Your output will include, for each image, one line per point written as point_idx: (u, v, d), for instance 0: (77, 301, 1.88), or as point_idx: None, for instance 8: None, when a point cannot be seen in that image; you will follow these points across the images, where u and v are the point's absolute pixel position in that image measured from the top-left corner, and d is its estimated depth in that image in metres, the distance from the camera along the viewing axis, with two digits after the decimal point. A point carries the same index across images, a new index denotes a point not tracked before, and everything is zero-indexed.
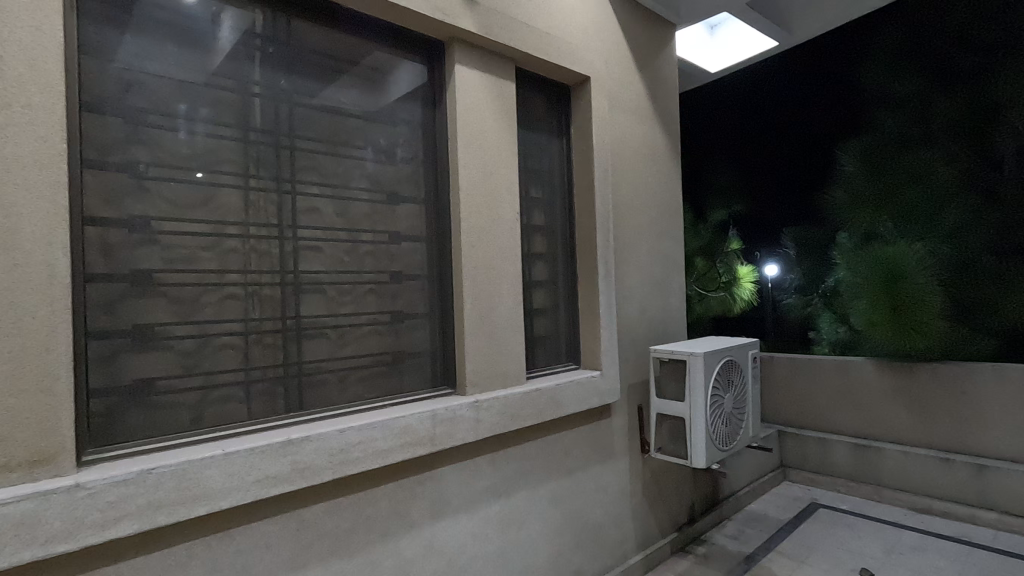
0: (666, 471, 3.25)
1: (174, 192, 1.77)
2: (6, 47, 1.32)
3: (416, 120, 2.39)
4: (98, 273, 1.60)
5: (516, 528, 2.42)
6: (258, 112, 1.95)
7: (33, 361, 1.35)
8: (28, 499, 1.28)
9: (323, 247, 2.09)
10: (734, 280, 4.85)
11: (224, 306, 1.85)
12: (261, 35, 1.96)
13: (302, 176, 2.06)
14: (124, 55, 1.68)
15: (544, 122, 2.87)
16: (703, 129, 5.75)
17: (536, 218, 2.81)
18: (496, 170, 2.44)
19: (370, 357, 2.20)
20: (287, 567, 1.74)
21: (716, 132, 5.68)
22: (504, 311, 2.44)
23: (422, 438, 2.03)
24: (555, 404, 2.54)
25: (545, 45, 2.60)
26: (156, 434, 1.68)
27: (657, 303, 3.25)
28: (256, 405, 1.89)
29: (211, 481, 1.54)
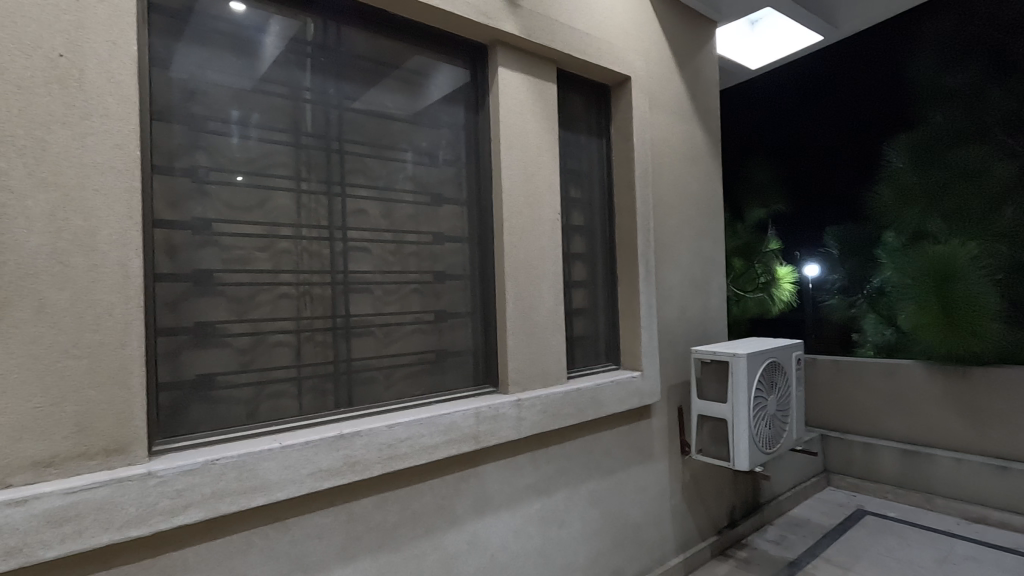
0: (706, 473, 3.22)
1: (232, 196, 1.85)
2: (87, 62, 1.41)
3: (459, 123, 2.44)
4: (165, 273, 1.69)
5: (557, 527, 2.43)
6: (309, 117, 2.02)
7: (109, 355, 1.43)
8: (106, 485, 1.37)
9: (370, 248, 2.16)
10: (772, 281, 4.76)
11: (278, 304, 1.92)
12: (312, 43, 2.03)
13: (352, 179, 2.12)
14: (187, 66, 1.76)
15: (584, 123, 2.88)
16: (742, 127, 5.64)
17: (575, 218, 2.82)
18: (538, 172, 2.46)
19: (414, 356, 2.25)
20: (338, 557, 1.80)
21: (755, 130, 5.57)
22: (545, 310, 2.46)
23: (467, 435, 2.07)
24: (596, 404, 2.55)
25: (585, 46, 2.61)
26: (217, 427, 1.76)
27: (697, 303, 3.22)
28: (308, 401, 1.96)
29: (268, 472, 1.61)
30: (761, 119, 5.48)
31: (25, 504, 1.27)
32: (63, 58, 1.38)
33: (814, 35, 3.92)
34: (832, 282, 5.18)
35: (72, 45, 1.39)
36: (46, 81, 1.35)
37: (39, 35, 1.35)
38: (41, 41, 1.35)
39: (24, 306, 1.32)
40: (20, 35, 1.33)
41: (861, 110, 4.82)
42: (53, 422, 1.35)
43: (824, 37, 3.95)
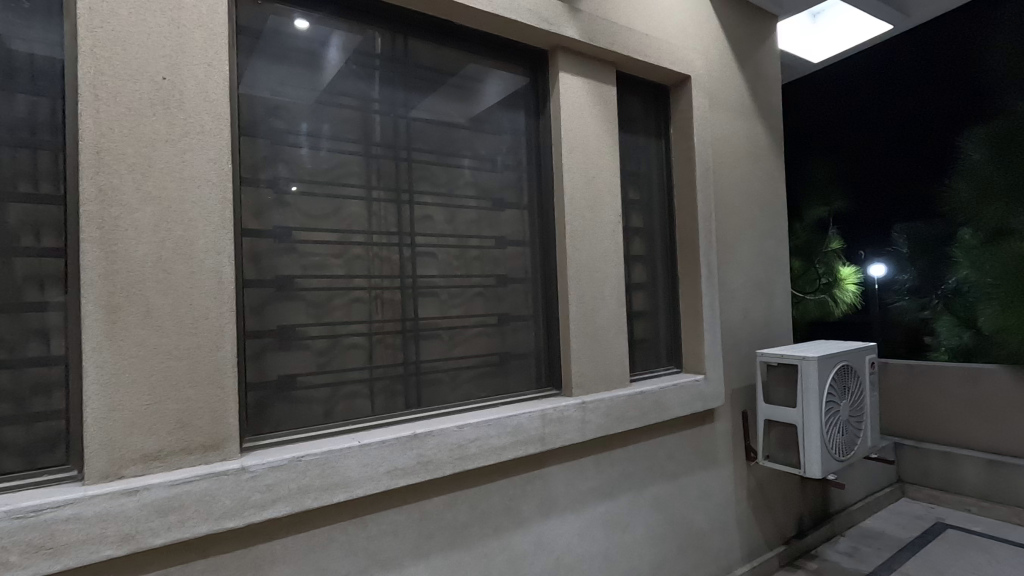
0: (772, 481, 3.12)
1: (309, 205, 1.93)
2: (185, 83, 1.51)
3: (519, 129, 2.47)
4: (251, 279, 1.78)
5: (621, 531, 2.41)
6: (378, 128, 2.10)
7: (206, 356, 1.53)
8: (205, 478, 1.45)
9: (436, 253, 2.22)
10: (835, 282, 4.54)
11: (352, 308, 2.00)
12: (380, 56, 2.11)
13: (419, 186, 2.19)
14: (271, 83, 1.86)
15: (643, 124, 2.87)
16: (801, 122, 5.44)
17: (634, 219, 2.80)
18: (598, 174, 2.46)
19: (479, 358, 2.29)
20: (412, 553, 1.85)
21: (816, 124, 5.35)
22: (607, 313, 2.45)
23: (533, 436, 2.08)
24: (660, 408, 2.52)
25: (645, 46, 2.60)
26: (298, 426, 1.83)
27: (761, 305, 3.14)
28: (379, 401, 2.02)
29: (349, 470, 1.67)
30: (821, 116, 5.29)
31: (137, 494, 1.37)
32: (165, 80, 1.48)
33: (881, 23, 3.76)
34: (902, 283, 4.97)
35: (173, 68, 1.50)
36: (151, 102, 1.46)
37: (145, 60, 1.46)
38: (147, 66, 1.46)
39: (133, 311, 1.43)
40: (129, 61, 1.44)
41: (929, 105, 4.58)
42: (158, 419, 1.46)
43: (892, 25, 3.78)
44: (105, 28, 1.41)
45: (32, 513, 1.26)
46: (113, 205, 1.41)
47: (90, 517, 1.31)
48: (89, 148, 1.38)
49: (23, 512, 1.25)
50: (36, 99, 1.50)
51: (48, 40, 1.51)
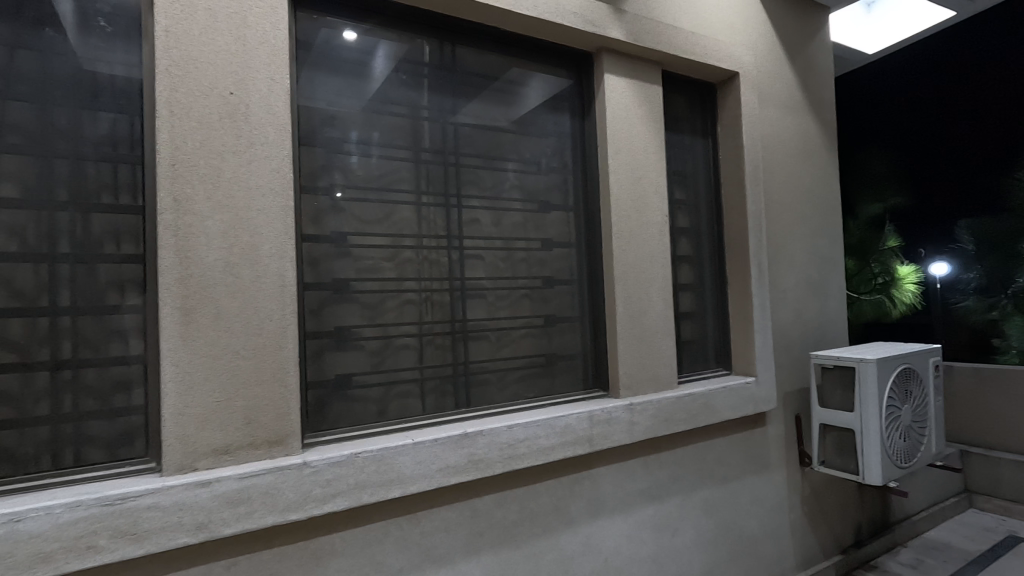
0: (828, 487, 3.02)
1: (363, 211, 2.00)
2: (251, 98, 1.60)
3: (564, 131, 2.49)
4: (310, 282, 1.86)
5: (670, 535, 2.39)
6: (427, 134, 2.15)
7: (270, 355, 1.61)
8: (270, 472, 1.53)
9: (484, 256, 2.26)
10: (892, 281, 4.30)
11: (404, 310, 2.06)
12: (428, 64, 2.16)
13: (467, 190, 2.24)
14: (328, 94, 1.94)
15: (689, 124, 2.84)
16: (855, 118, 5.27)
17: (680, 220, 2.77)
18: (644, 175, 2.44)
19: (526, 359, 2.32)
20: (464, 551, 1.88)
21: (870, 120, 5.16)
22: (655, 314, 2.43)
23: (581, 437, 2.09)
24: (709, 410, 2.48)
25: (691, 45, 2.57)
26: (353, 424, 1.90)
27: (814, 306, 3.04)
28: (429, 401, 2.07)
29: (403, 467, 1.72)
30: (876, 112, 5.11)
31: (209, 486, 1.45)
32: (232, 95, 1.57)
33: (942, 9, 3.59)
34: (966, 281, 4.55)
35: (239, 83, 1.59)
36: (220, 116, 1.56)
37: (215, 77, 1.55)
38: (216, 82, 1.55)
39: (206, 313, 1.52)
40: (200, 78, 1.53)
41: (980, 100, 4.40)
42: (228, 415, 1.54)
43: (954, 11, 3.60)
44: (178, 48, 1.51)
45: (118, 501, 1.36)
46: (187, 213, 1.51)
47: (167, 506, 1.40)
48: (165, 161, 1.48)
49: (110, 500, 1.35)
50: (117, 117, 1.62)
51: (127, 61, 1.63)
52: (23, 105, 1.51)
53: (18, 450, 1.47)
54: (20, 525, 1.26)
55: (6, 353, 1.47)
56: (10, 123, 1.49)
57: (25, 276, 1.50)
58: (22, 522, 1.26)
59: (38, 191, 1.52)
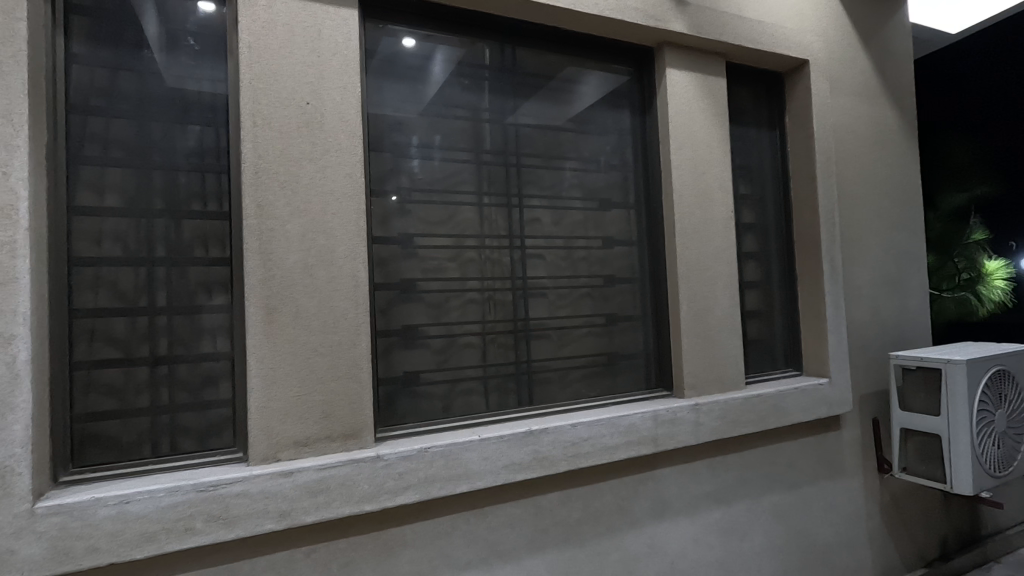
0: (910, 496, 2.85)
1: (428, 213, 2.05)
2: (325, 106, 1.68)
3: (625, 128, 2.47)
4: (379, 282, 1.93)
5: (738, 540, 2.32)
6: (488, 135, 2.19)
7: (345, 353, 1.68)
8: (346, 464, 1.60)
9: (545, 255, 2.27)
10: (977, 278, 3.69)
11: (467, 309, 2.10)
12: (489, 67, 2.20)
13: (528, 190, 2.26)
14: (394, 101, 2.00)
15: (754, 116, 2.75)
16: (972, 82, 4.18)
17: (745, 215, 2.68)
18: (708, 170, 2.39)
19: (588, 358, 2.31)
20: (529, 547, 1.90)
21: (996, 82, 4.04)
22: (720, 312, 2.37)
23: (646, 437, 2.07)
24: (778, 412, 2.39)
25: (756, 34, 2.49)
26: (422, 420, 1.96)
27: (893, 304, 2.87)
28: (493, 398, 2.11)
29: (470, 462, 1.76)
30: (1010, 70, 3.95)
31: (291, 476, 1.54)
32: (309, 105, 1.66)
33: None
34: None
35: (315, 93, 1.67)
36: (298, 125, 1.64)
37: (293, 88, 1.64)
38: (294, 93, 1.64)
39: (287, 312, 1.61)
40: (280, 90, 1.62)
41: None
42: (307, 408, 1.62)
43: None
44: (260, 63, 1.60)
45: (212, 488, 1.46)
46: (269, 218, 1.60)
47: (254, 494, 1.49)
48: (249, 169, 1.58)
49: (204, 486, 1.45)
50: (204, 129, 1.73)
51: (213, 77, 1.74)
52: (124, 122, 1.65)
53: (122, 438, 1.60)
54: (129, 506, 1.38)
55: (112, 349, 1.61)
56: (114, 139, 1.63)
57: (128, 279, 1.63)
58: (130, 504, 1.39)
59: (138, 200, 1.65)
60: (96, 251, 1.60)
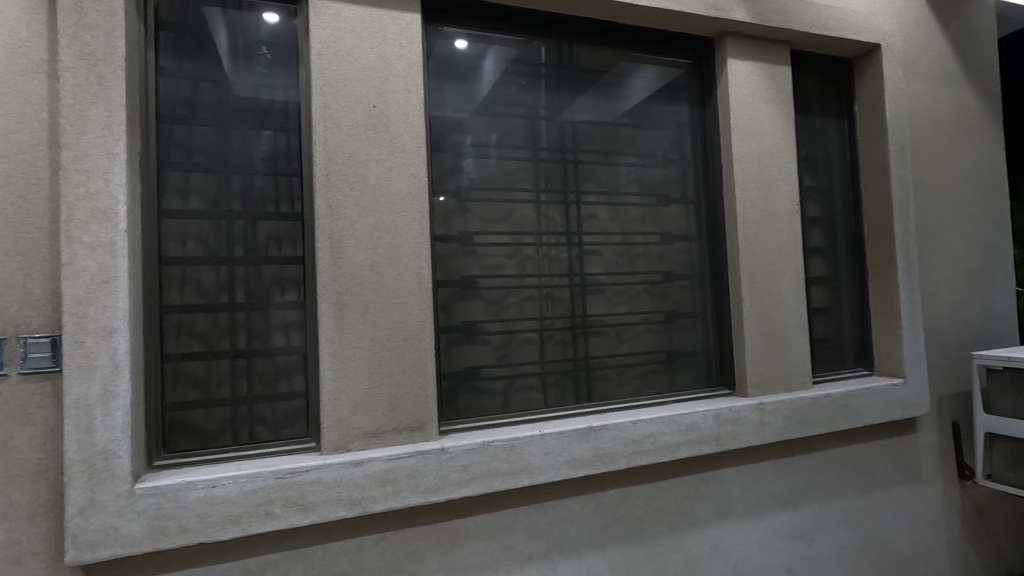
0: (995, 504, 2.67)
1: (487, 211, 2.08)
2: (391, 109, 1.74)
3: (683, 121, 2.42)
4: (441, 279, 1.98)
5: (806, 545, 2.25)
6: (545, 133, 2.20)
7: (410, 347, 1.73)
8: (413, 456, 1.65)
9: (602, 251, 2.26)
10: None
11: (526, 305, 2.12)
12: (545, 65, 2.20)
13: (585, 186, 2.25)
14: (453, 101, 2.04)
15: (820, 105, 2.64)
16: None
17: (811, 209, 2.58)
18: (772, 162, 2.31)
19: (646, 355, 2.29)
20: (590, 543, 1.90)
21: None
22: (785, 308, 2.29)
23: (708, 436, 2.03)
24: (849, 413, 2.29)
25: (823, 20, 2.39)
26: (483, 415, 1.99)
27: (974, 300, 2.70)
28: (551, 394, 2.12)
29: (532, 457, 1.78)
30: None
31: (361, 465, 1.60)
32: (375, 108, 1.72)
33: None
34: None
35: (380, 97, 1.72)
36: (365, 128, 1.70)
37: (360, 92, 1.70)
38: (362, 97, 1.70)
39: (355, 308, 1.67)
40: (349, 95, 1.68)
41: None
42: (375, 401, 1.68)
43: None
44: (329, 70, 1.67)
45: (289, 475, 1.53)
46: (339, 218, 1.66)
47: (329, 482, 1.56)
48: (321, 171, 1.65)
49: (282, 473, 1.53)
50: (277, 135, 1.82)
51: (285, 86, 1.83)
52: (206, 129, 1.75)
53: (206, 427, 1.71)
54: (215, 490, 1.47)
55: (197, 343, 1.71)
56: (197, 146, 1.74)
57: (210, 277, 1.74)
58: (216, 488, 1.48)
59: (218, 203, 1.75)
60: (183, 251, 1.71)
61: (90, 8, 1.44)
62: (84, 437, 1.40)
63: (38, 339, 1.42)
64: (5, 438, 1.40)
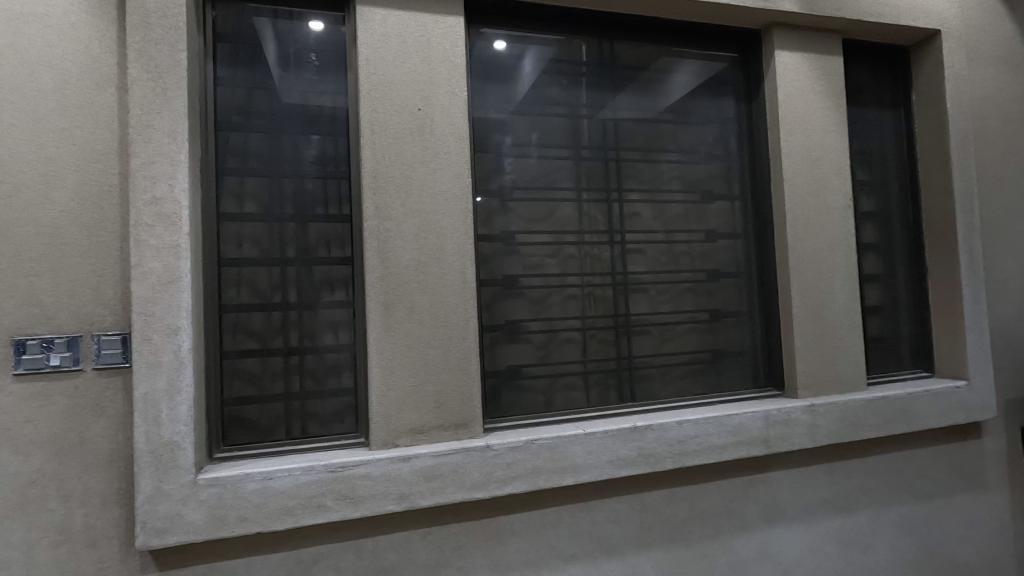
0: None
1: (529, 210, 2.09)
2: (436, 112, 1.77)
3: (729, 116, 2.37)
4: (484, 279, 2.00)
5: (861, 552, 2.17)
6: (586, 131, 2.19)
7: (455, 346, 1.76)
8: (458, 452, 1.67)
9: (645, 249, 2.23)
10: None
11: (568, 304, 2.12)
12: (586, 63, 2.20)
13: (627, 184, 2.23)
14: (495, 102, 2.06)
15: (875, 96, 2.54)
16: None
17: (865, 204, 2.48)
18: (822, 156, 2.24)
19: (690, 355, 2.25)
20: (634, 543, 1.89)
21: None
22: (837, 307, 2.22)
23: (756, 437, 1.98)
24: (907, 416, 2.20)
25: (878, 6, 2.29)
26: (526, 414, 2.01)
27: None
28: (593, 393, 2.11)
29: (575, 456, 1.78)
30: None
31: (409, 461, 1.63)
32: (420, 111, 1.75)
33: None
34: None
35: (425, 100, 1.76)
36: (411, 131, 1.74)
37: (407, 96, 1.74)
38: (408, 101, 1.74)
39: (402, 307, 1.71)
40: (395, 99, 1.72)
41: None
42: (421, 398, 1.71)
43: None
44: (377, 75, 1.71)
45: (340, 469, 1.58)
46: (386, 219, 1.70)
47: (377, 476, 1.60)
48: (369, 174, 1.69)
49: (334, 467, 1.58)
50: (326, 139, 1.88)
51: (334, 92, 1.89)
52: (259, 136, 1.82)
53: (260, 421, 1.78)
54: (271, 482, 1.53)
55: (252, 341, 1.78)
56: (252, 152, 1.81)
57: (264, 278, 1.80)
58: (272, 480, 1.53)
59: (272, 207, 1.82)
60: (239, 253, 1.78)
61: (156, 24, 1.52)
62: (151, 429, 1.48)
63: (110, 337, 1.51)
64: (82, 429, 1.50)
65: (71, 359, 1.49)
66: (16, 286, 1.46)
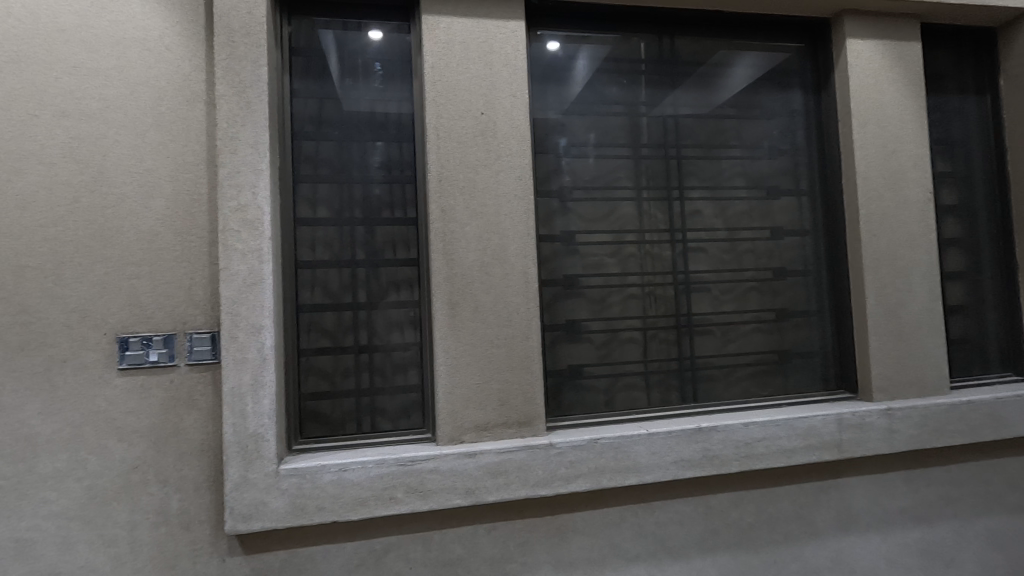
0: None
1: (589, 211, 2.09)
2: (498, 115, 1.80)
3: (795, 108, 2.30)
4: (545, 279, 2.02)
5: (943, 564, 2.05)
6: (646, 130, 2.17)
7: (518, 345, 1.79)
8: (522, 450, 1.70)
9: (707, 248, 2.19)
10: None
11: (628, 304, 2.11)
12: (646, 60, 2.18)
13: (688, 182, 2.19)
14: (554, 103, 2.07)
15: (957, 81, 2.39)
16: None
17: (946, 196, 2.34)
18: (898, 148, 2.13)
19: (756, 356, 2.20)
20: (699, 546, 1.86)
21: None
22: (916, 306, 2.11)
23: (828, 441, 1.91)
24: (995, 422, 2.06)
25: None
26: (587, 413, 2.02)
27: None
28: (655, 394, 2.09)
29: (639, 456, 1.77)
30: None
31: (474, 457, 1.67)
32: (483, 115, 1.79)
33: None
34: None
35: (488, 104, 1.79)
36: (475, 135, 1.78)
37: (470, 101, 1.78)
38: (471, 106, 1.78)
39: (467, 307, 1.75)
40: (459, 104, 1.77)
41: None
42: (486, 396, 1.75)
43: None
44: (442, 82, 1.77)
45: (410, 463, 1.64)
46: (450, 221, 1.75)
47: (444, 471, 1.65)
48: (435, 178, 1.75)
49: (404, 461, 1.64)
50: (393, 146, 1.95)
51: (400, 99, 1.95)
52: (331, 144, 1.91)
53: (333, 416, 1.86)
54: (346, 474, 1.61)
55: (325, 339, 1.88)
56: (324, 159, 1.90)
57: (335, 279, 1.89)
58: (347, 472, 1.61)
59: (342, 212, 1.90)
60: (312, 256, 1.87)
61: (240, 43, 1.63)
62: (238, 422, 1.58)
63: (201, 335, 1.63)
64: (177, 420, 1.62)
65: (167, 356, 1.61)
66: (120, 288, 1.60)
